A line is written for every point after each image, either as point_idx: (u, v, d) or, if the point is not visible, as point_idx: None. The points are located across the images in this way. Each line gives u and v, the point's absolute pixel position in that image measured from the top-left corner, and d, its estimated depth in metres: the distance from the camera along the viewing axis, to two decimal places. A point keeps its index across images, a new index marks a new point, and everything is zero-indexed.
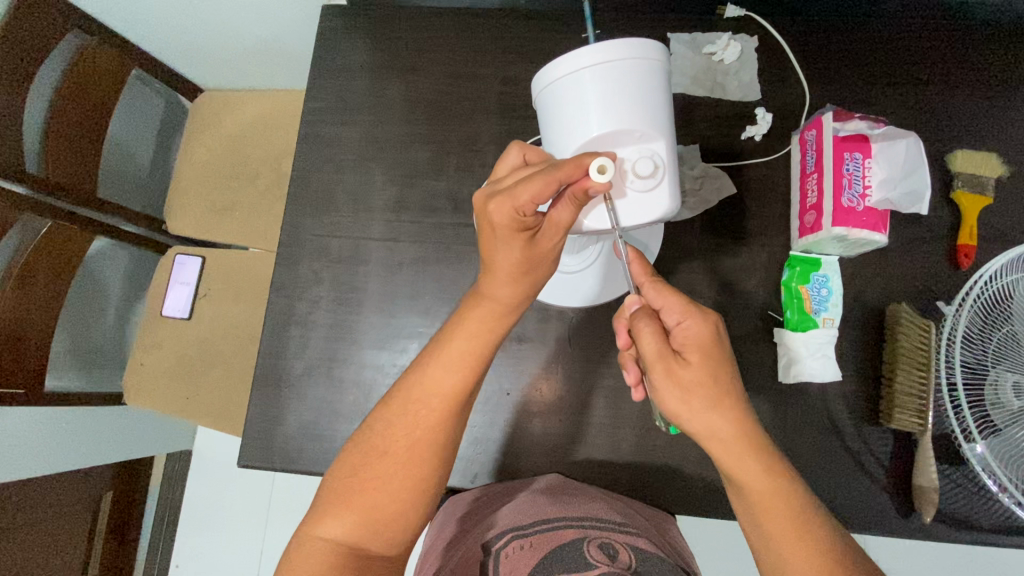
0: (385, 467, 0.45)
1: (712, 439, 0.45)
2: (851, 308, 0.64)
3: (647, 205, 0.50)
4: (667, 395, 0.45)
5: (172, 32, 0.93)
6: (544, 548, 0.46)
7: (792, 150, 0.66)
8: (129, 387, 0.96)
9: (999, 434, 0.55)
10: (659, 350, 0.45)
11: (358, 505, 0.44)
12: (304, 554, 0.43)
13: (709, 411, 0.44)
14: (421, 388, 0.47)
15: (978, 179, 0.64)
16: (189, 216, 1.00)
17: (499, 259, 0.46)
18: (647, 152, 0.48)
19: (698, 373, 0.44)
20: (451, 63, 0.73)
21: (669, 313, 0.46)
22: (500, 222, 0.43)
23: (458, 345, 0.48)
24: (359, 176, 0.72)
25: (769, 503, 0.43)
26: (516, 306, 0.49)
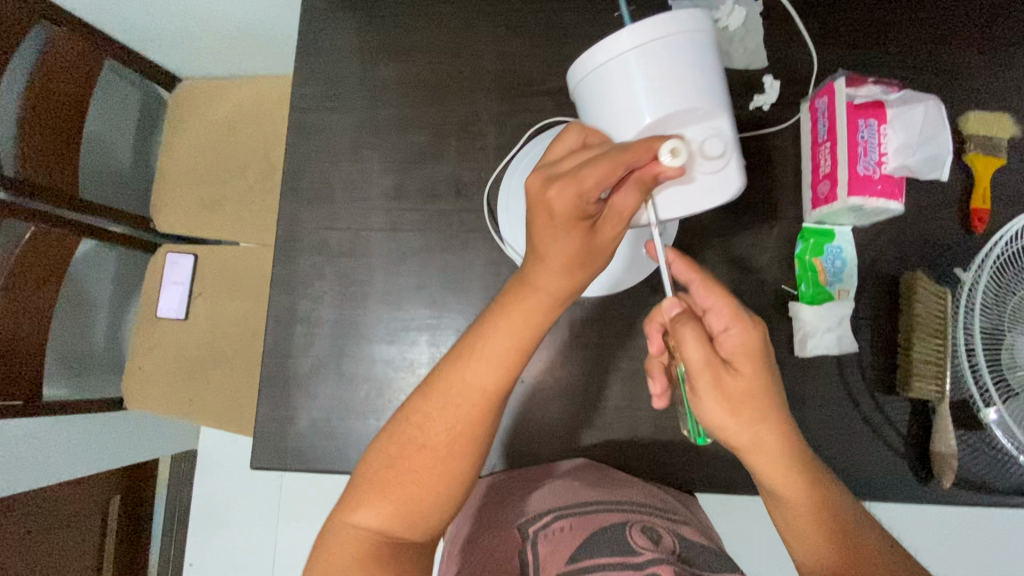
0: (424, 462, 0.43)
1: (754, 448, 0.45)
2: (866, 278, 0.64)
3: (711, 185, 0.52)
4: (710, 404, 0.45)
5: (145, 18, 0.88)
6: (583, 532, 0.46)
7: (802, 118, 0.65)
8: (129, 392, 0.94)
9: (1016, 397, 0.55)
10: (704, 359, 0.43)
11: (397, 498, 0.43)
12: (339, 542, 0.42)
13: (752, 421, 0.44)
14: (463, 380, 0.44)
15: (991, 141, 0.63)
16: (177, 213, 0.97)
17: (551, 248, 0.43)
18: (711, 131, 0.49)
19: (744, 387, 0.44)
20: (444, 42, 0.70)
21: (715, 317, 0.45)
22: (561, 207, 0.41)
23: (501, 337, 0.45)
24: (355, 164, 0.69)
25: (802, 509, 0.44)
26: (565, 297, 0.46)
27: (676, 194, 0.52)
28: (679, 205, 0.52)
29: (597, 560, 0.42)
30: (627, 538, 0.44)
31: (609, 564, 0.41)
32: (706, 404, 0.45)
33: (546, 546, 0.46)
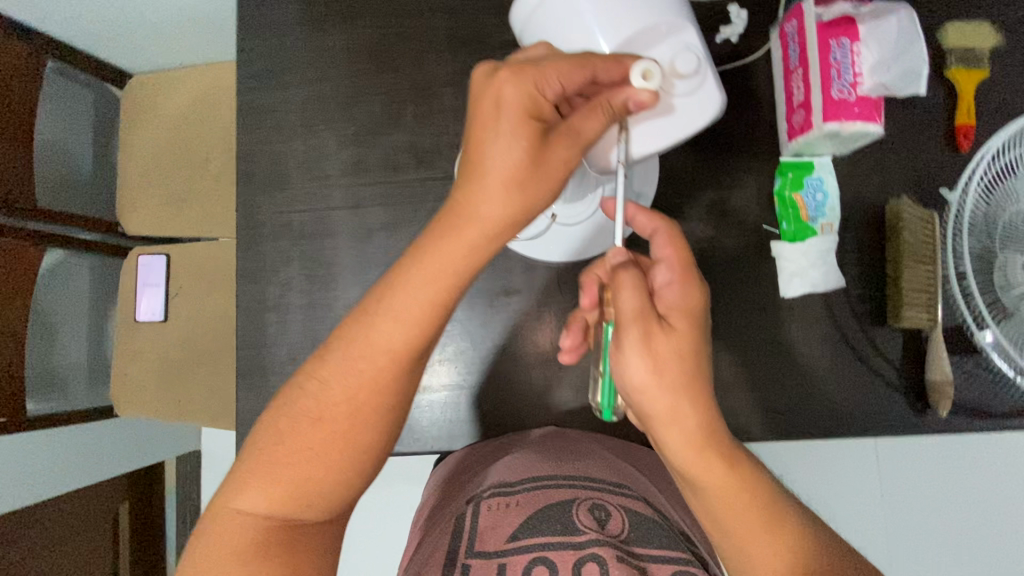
0: (322, 439, 0.38)
1: (676, 424, 0.38)
2: (849, 210, 0.61)
3: (693, 107, 0.46)
4: (635, 363, 0.38)
5: (81, 13, 0.84)
6: (529, 508, 0.49)
7: (773, 47, 0.61)
8: (118, 400, 0.93)
9: (1011, 318, 0.53)
10: (638, 311, 0.38)
11: (287, 480, 0.38)
12: (223, 529, 0.38)
13: (680, 396, 0.38)
14: (368, 341, 0.37)
15: (971, 53, 0.60)
16: (144, 215, 0.94)
17: (489, 159, 0.36)
18: (681, 46, 0.45)
19: (677, 349, 0.38)
20: (389, 1, 0.66)
21: (661, 269, 0.40)
22: (505, 96, 0.36)
23: (415, 285, 0.37)
24: (309, 141, 0.66)
25: (729, 497, 0.38)
26: (492, 237, 0.37)
27: (654, 126, 0.45)
28: (656, 138, 0.46)
29: (536, 539, 0.46)
30: (572, 514, 0.48)
31: (552, 542, 0.46)
32: (631, 366, 0.38)
33: (488, 519, 0.49)
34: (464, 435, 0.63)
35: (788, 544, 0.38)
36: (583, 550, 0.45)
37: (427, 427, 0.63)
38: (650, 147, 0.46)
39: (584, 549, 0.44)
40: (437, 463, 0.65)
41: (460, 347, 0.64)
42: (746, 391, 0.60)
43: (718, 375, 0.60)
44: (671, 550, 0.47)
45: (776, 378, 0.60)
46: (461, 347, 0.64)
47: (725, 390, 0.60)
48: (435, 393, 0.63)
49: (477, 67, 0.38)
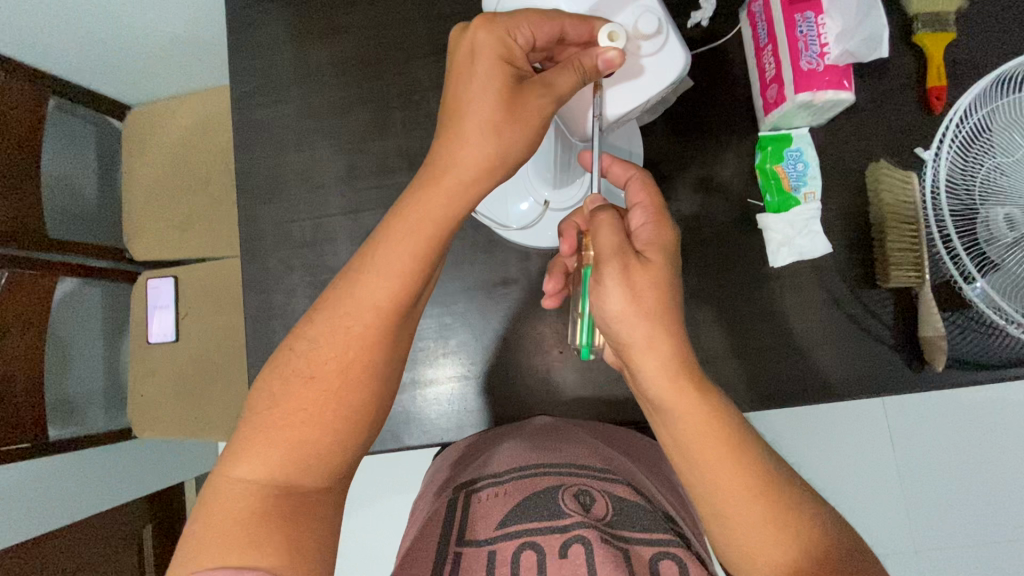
0: (313, 399, 0.42)
1: (651, 352, 0.41)
2: (830, 178, 0.63)
3: (659, 67, 0.44)
4: (614, 293, 0.41)
5: (80, 50, 0.88)
6: (516, 497, 0.51)
7: (742, 28, 0.63)
8: (135, 421, 0.96)
9: (999, 270, 0.53)
10: (616, 245, 0.42)
11: (283, 443, 0.42)
12: (224, 497, 0.41)
13: (655, 324, 0.40)
14: (354, 299, 0.43)
15: (938, 17, 0.61)
16: (151, 240, 0.98)
17: (463, 108, 0.41)
18: (641, 10, 0.43)
19: (653, 282, 0.41)
20: (372, 14, 0.69)
21: (638, 213, 0.45)
22: (480, 44, 0.41)
23: (398, 237, 0.42)
24: (305, 153, 0.69)
25: (702, 427, 0.40)
26: (469, 185, 0.42)
27: (622, 90, 0.45)
28: (626, 99, 0.45)
29: (524, 525, 0.49)
30: (557, 500, 0.50)
31: (538, 528, 0.49)
32: (608, 297, 0.41)
33: (478, 509, 0.52)
34: (472, 424, 0.64)
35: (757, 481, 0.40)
36: (568, 533, 0.48)
37: (436, 419, 0.65)
38: (618, 109, 0.46)
39: (569, 531, 0.47)
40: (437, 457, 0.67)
41: (463, 339, 0.66)
42: (744, 361, 0.61)
43: (715, 347, 0.62)
44: (653, 532, 0.49)
45: (769, 344, 0.61)
46: (464, 339, 0.66)
47: (724, 362, 0.61)
48: (442, 385, 0.65)
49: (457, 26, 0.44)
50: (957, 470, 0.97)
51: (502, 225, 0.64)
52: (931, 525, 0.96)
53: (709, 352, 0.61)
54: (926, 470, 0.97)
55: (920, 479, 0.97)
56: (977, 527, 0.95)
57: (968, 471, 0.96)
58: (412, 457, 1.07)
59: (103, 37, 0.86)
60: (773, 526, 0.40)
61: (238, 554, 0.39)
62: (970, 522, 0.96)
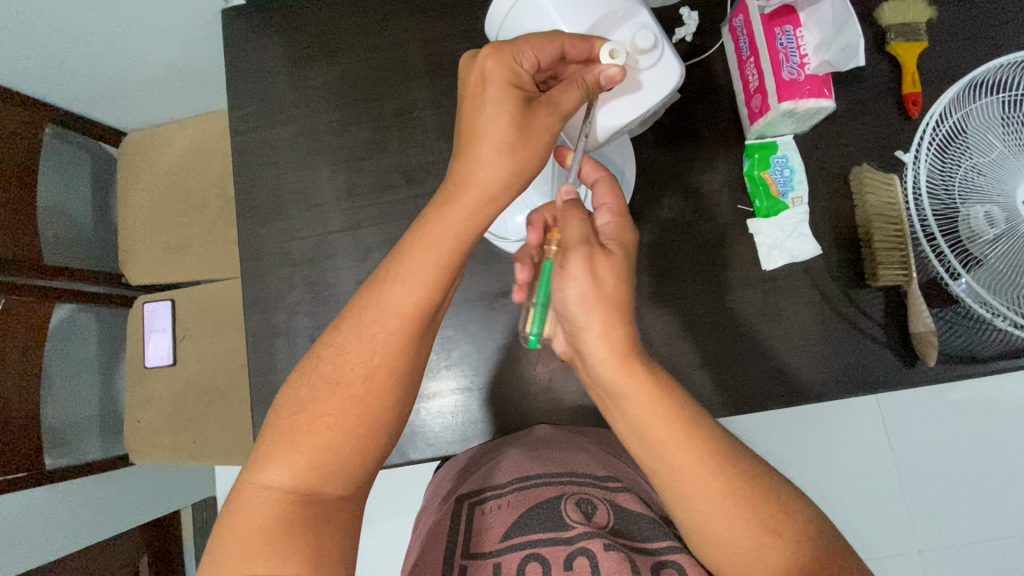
0: (340, 403, 0.44)
1: (605, 338, 0.41)
2: (816, 182, 0.65)
3: (655, 79, 0.48)
4: (575, 280, 0.41)
5: (76, 80, 0.89)
6: (520, 508, 0.53)
7: (725, 41, 0.66)
8: (134, 448, 0.95)
9: (983, 265, 0.55)
10: (583, 235, 0.42)
11: (308, 449, 0.43)
12: (251, 505, 0.42)
13: (611, 309, 0.41)
14: (380, 307, 0.44)
15: (909, 28, 0.64)
16: (147, 264, 0.98)
17: (478, 129, 0.43)
18: (637, 27, 0.47)
19: (614, 272, 0.42)
20: (367, 37, 0.70)
21: (603, 214, 0.46)
22: (489, 70, 0.43)
23: (420, 251, 0.43)
24: (304, 173, 0.70)
25: (655, 415, 0.42)
26: (488, 201, 0.44)
27: (621, 101, 0.48)
28: (628, 109, 0.48)
29: (529, 536, 0.51)
30: (562, 510, 0.52)
31: (545, 538, 0.51)
32: (573, 283, 0.41)
33: (481, 522, 0.54)
34: (476, 435, 0.65)
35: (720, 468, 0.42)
36: (572, 544, 0.49)
37: (441, 431, 0.65)
38: (621, 120, 0.49)
39: (574, 543, 0.49)
40: (440, 468, 0.68)
41: (466, 351, 0.66)
42: (742, 363, 0.63)
43: (712, 350, 0.63)
44: (655, 537, 0.51)
45: (768, 345, 0.63)
46: (466, 351, 0.66)
47: (722, 364, 0.63)
48: (445, 397, 0.66)
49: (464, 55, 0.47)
50: (952, 466, 0.98)
51: (496, 236, 0.65)
52: (932, 521, 0.97)
53: (705, 354, 0.63)
54: (924, 468, 0.98)
55: (919, 476, 0.98)
56: (979, 521, 0.96)
57: (966, 467, 0.98)
58: (415, 473, 1.07)
59: (97, 65, 0.87)
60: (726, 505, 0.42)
61: (265, 561, 0.40)
62: (970, 517, 0.96)
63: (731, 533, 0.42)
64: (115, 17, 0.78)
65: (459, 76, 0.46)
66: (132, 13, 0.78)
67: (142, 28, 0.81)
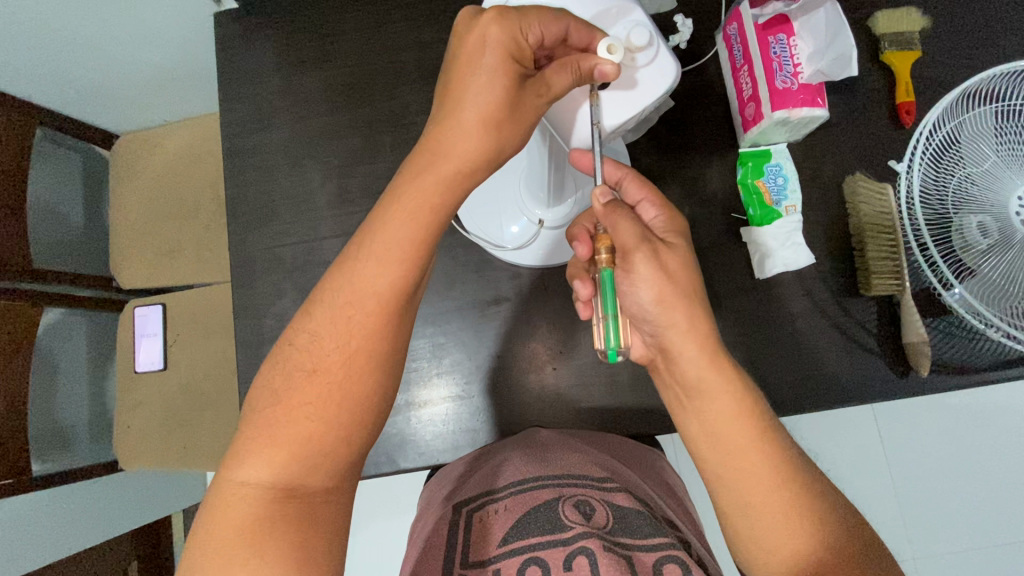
0: (318, 393, 0.43)
1: (690, 334, 0.44)
2: (809, 190, 0.65)
3: (651, 78, 0.45)
4: (649, 278, 0.43)
5: (67, 82, 0.88)
6: (518, 512, 0.51)
7: (719, 49, 0.66)
8: (123, 452, 0.94)
9: (976, 276, 0.55)
10: (640, 236, 0.44)
11: (288, 443, 0.42)
12: (229, 502, 0.41)
13: (688, 304, 0.44)
14: (354, 286, 0.43)
15: (903, 37, 0.64)
16: (137, 268, 0.97)
17: (464, 95, 0.42)
18: (633, 24, 0.46)
19: (681, 264, 0.45)
20: (360, 42, 0.70)
21: (647, 208, 0.50)
22: (491, 34, 0.41)
23: (394, 223, 0.43)
24: (295, 178, 0.69)
25: (734, 413, 0.44)
26: (469, 172, 0.44)
27: (616, 100, 0.46)
28: (620, 109, 0.46)
29: (527, 539, 0.49)
30: (559, 511, 0.50)
31: (543, 541, 0.48)
32: (644, 281, 0.44)
33: (483, 527, 0.51)
34: (466, 443, 0.65)
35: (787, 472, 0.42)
36: (571, 545, 0.47)
37: (432, 440, 0.64)
38: (615, 120, 0.46)
39: (572, 544, 0.47)
40: (431, 481, 0.67)
41: (457, 358, 0.66)
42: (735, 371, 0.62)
43: None
44: (652, 536, 0.48)
45: (764, 352, 0.62)
46: (458, 358, 0.66)
47: None
48: (436, 405, 0.65)
49: (465, 10, 0.44)
50: (945, 473, 0.98)
51: (494, 245, 0.65)
52: (927, 531, 0.97)
53: None
54: (918, 475, 0.98)
55: (914, 486, 0.98)
56: (972, 531, 0.96)
57: (960, 477, 0.97)
58: (407, 481, 1.06)
59: (89, 67, 0.86)
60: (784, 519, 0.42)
61: (245, 562, 0.39)
62: (962, 526, 0.96)
63: (788, 548, 0.41)
64: (108, 20, 0.78)
65: (455, 31, 0.43)
66: (124, 16, 0.78)
67: (134, 31, 0.81)
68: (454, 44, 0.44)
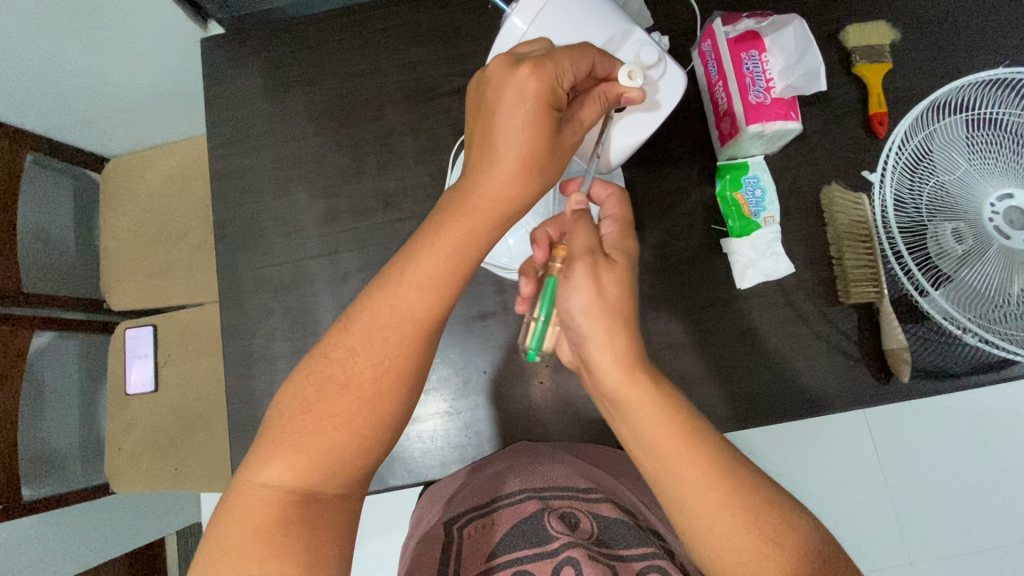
0: (348, 405, 0.42)
1: (609, 347, 0.41)
2: (787, 203, 0.66)
3: (668, 92, 0.50)
4: (579, 290, 0.41)
5: (58, 108, 0.89)
6: (503, 526, 0.51)
7: (695, 66, 0.67)
8: (115, 475, 0.94)
9: (952, 281, 0.55)
10: (589, 247, 0.43)
11: (313, 449, 0.41)
12: (247, 504, 0.40)
13: (612, 317, 0.41)
14: (394, 312, 0.43)
15: (874, 49, 0.66)
16: (128, 290, 0.98)
17: (502, 145, 0.42)
18: (641, 44, 0.50)
19: (618, 279, 0.42)
20: (344, 64, 0.71)
21: (608, 225, 0.47)
22: (529, 88, 0.41)
23: (441, 255, 0.42)
24: (282, 198, 0.70)
25: (661, 428, 0.41)
26: (513, 211, 0.44)
27: (637, 117, 0.51)
28: (643, 125, 0.51)
29: (512, 554, 0.49)
30: (545, 523, 0.50)
31: (526, 556, 0.48)
32: (575, 294, 0.42)
33: (468, 543, 0.51)
34: (455, 459, 0.65)
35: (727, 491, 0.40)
36: (558, 556, 0.47)
37: (421, 457, 0.65)
38: (638, 136, 0.51)
39: (558, 554, 0.47)
40: (420, 501, 0.66)
41: (445, 374, 0.66)
42: (721, 381, 0.63)
43: (693, 369, 0.63)
44: (637, 545, 0.48)
45: (751, 362, 0.63)
46: (446, 375, 0.66)
47: (703, 384, 0.63)
48: (427, 422, 0.66)
49: (494, 62, 0.43)
50: (940, 477, 0.98)
51: (502, 267, 0.65)
52: (922, 534, 0.97)
53: (683, 376, 0.63)
54: (912, 480, 0.98)
55: (909, 487, 0.98)
56: (968, 534, 0.96)
57: (955, 476, 0.98)
58: (402, 497, 1.06)
59: (77, 92, 0.87)
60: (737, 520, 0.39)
61: (260, 562, 0.38)
62: (958, 529, 0.96)
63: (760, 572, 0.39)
64: (95, 46, 0.79)
65: (490, 83, 0.43)
66: (114, 42, 0.79)
67: (123, 56, 0.82)
68: (488, 94, 0.43)
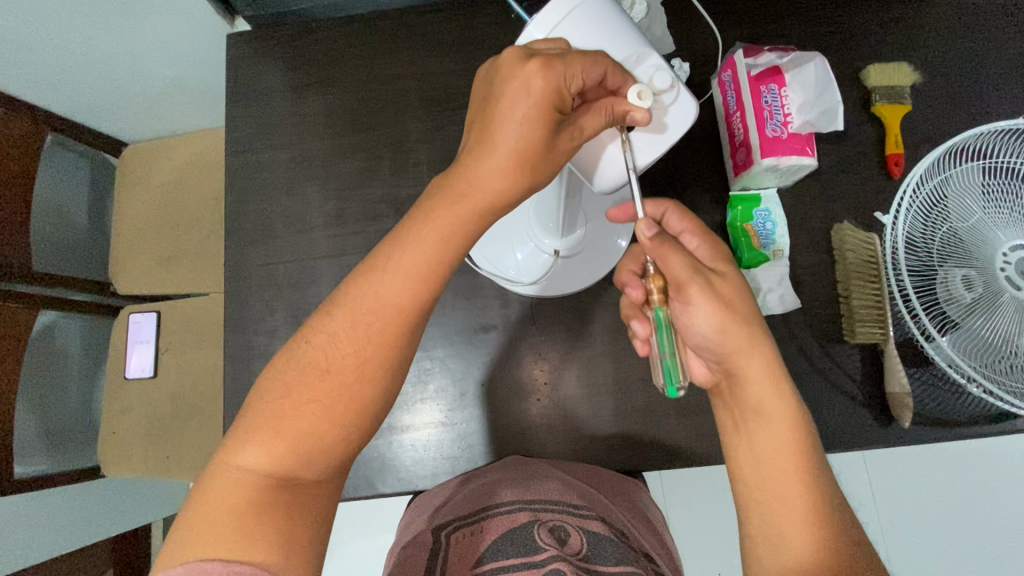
0: (329, 389, 0.42)
1: (753, 360, 0.45)
2: (798, 238, 0.66)
3: (678, 117, 0.48)
4: (704, 307, 0.44)
5: (81, 92, 0.90)
6: (488, 536, 0.51)
7: (714, 95, 0.67)
8: (108, 458, 0.96)
9: (960, 328, 0.55)
10: (691, 268, 0.44)
11: (290, 433, 0.41)
12: (222, 486, 0.40)
13: (747, 334, 0.45)
14: (376, 295, 0.43)
15: (894, 90, 0.66)
16: (134, 275, 1.00)
17: (501, 136, 0.42)
18: (652, 68, 0.48)
19: (732, 289, 0.46)
20: (365, 69, 0.72)
21: (687, 239, 0.50)
22: (535, 84, 0.41)
23: (424, 241, 0.43)
24: (294, 197, 0.71)
25: (785, 442, 0.44)
26: (503, 201, 0.44)
27: (643, 137, 0.48)
28: (650, 148, 0.49)
29: (499, 562, 0.47)
30: (534, 534, 0.49)
31: (513, 564, 0.47)
32: (699, 314, 0.45)
33: (456, 550, 0.50)
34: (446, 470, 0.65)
35: (814, 520, 0.42)
36: (543, 567, 0.45)
37: (412, 465, 0.65)
38: (644, 158, 0.49)
39: (545, 565, 0.45)
40: (406, 513, 0.65)
41: (442, 384, 0.66)
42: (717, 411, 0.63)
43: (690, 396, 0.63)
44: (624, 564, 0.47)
45: None
46: (443, 385, 0.66)
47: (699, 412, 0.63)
48: (420, 431, 0.66)
49: (508, 51, 0.43)
50: (933, 520, 0.97)
51: (507, 279, 0.66)
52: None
53: (681, 402, 0.64)
54: (904, 522, 0.97)
55: (901, 529, 0.97)
56: None
57: (948, 522, 0.97)
58: (389, 501, 1.05)
59: (101, 77, 0.88)
60: (815, 539, 0.41)
61: (233, 544, 0.37)
62: None
63: None
64: (121, 34, 0.80)
65: (499, 71, 0.43)
66: (141, 31, 0.80)
67: (149, 46, 0.83)
68: (495, 84, 0.43)
